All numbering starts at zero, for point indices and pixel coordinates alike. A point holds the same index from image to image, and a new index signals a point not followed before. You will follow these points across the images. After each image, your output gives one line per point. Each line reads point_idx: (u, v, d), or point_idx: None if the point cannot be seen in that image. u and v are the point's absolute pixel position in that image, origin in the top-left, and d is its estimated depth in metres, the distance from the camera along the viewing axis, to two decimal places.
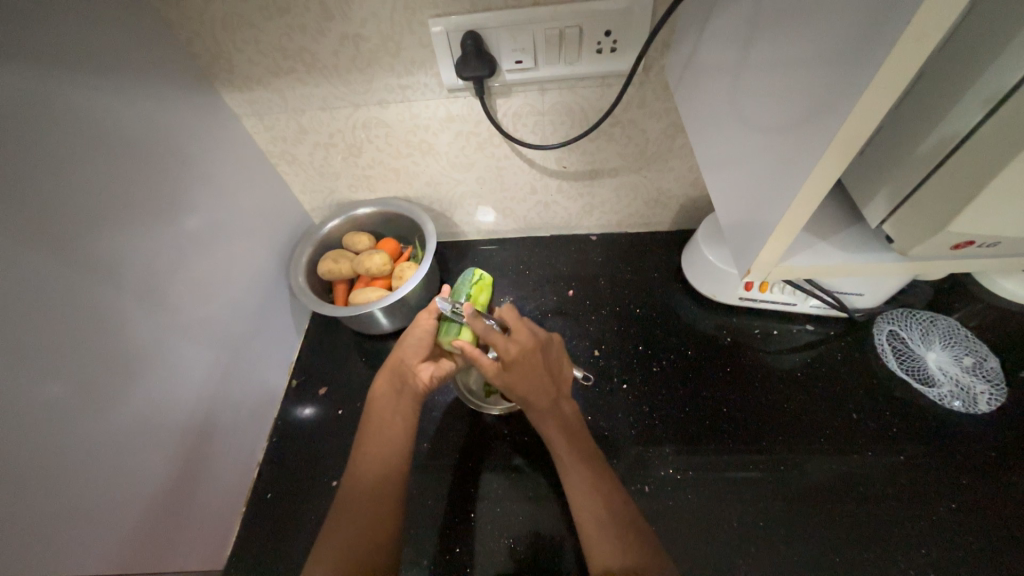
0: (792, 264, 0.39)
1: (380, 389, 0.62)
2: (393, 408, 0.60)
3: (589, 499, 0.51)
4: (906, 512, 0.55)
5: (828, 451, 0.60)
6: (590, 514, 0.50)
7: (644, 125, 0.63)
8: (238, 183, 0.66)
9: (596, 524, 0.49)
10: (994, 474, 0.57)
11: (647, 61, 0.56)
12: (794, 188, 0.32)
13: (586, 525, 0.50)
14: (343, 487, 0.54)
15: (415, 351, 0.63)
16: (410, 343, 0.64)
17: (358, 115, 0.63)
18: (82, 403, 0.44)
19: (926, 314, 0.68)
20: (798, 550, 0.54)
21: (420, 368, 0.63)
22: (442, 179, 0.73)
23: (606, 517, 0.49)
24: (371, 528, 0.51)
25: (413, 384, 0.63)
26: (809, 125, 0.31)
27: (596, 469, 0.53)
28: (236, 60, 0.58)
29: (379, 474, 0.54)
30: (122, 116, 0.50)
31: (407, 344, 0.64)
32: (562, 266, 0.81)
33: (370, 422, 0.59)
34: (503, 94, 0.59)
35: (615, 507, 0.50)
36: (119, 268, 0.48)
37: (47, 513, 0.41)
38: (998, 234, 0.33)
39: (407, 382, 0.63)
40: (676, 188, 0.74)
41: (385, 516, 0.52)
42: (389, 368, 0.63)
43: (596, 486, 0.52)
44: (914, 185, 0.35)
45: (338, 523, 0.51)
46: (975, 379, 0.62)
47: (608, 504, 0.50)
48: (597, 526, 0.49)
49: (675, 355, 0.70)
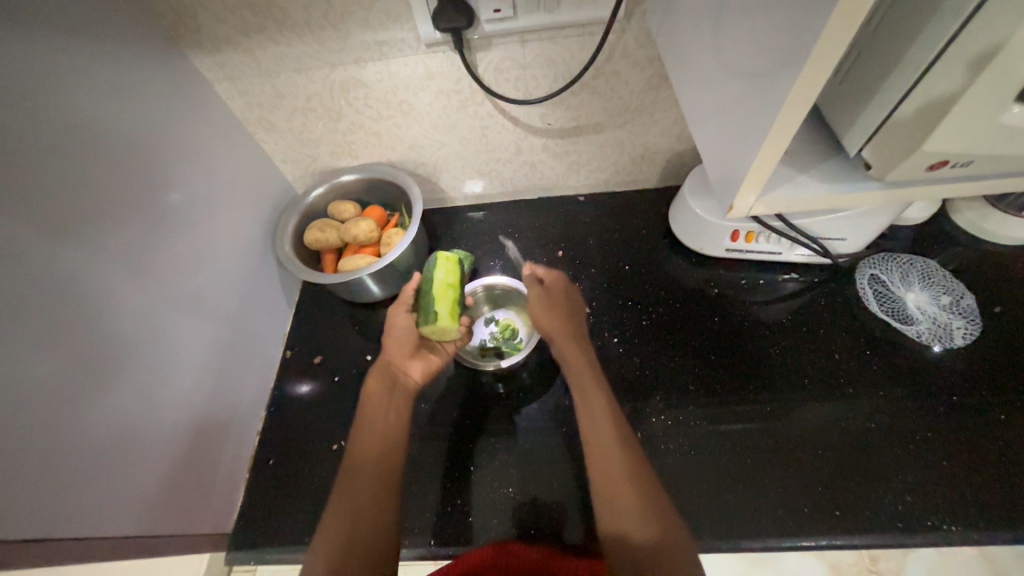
0: (772, 199, 0.40)
1: (371, 387, 0.63)
2: (386, 406, 0.61)
3: (605, 430, 0.54)
4: (885, 443, 0.58)
5: (811, 391, 0.62)
6: (607, 443, 0.53)
7: (626, 76, 0.63)
8: (216, 152, 0.64)
9: (612, 454, 0.52)
10: (969, 402, 0.59)
11: (628, 7, 0.55)
12: (774, 114, 0.33)
13: (600, 454, 0.53)
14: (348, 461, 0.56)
15: (399, 350, 0.65)
16: (394, 345, 0.66)
17: (334, 76, 0.62)
18: (72, 373, 0.44)
19: (905, 257, 0.69)
20: (786, 485, 0.57)
21: (409, 368, 0.65)
22: (425, 142, 0.72)
23: (620, 447, 0.52)
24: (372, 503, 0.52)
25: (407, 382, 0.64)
26: (789, 51, 0.31)
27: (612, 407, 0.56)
28: (203, 19, 0.55)
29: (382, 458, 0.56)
30: (87, 79, 0.48)
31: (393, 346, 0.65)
32: (551, 228, 0.81)
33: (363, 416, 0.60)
34: (483, 47, 0.58)
35: (628, 441, 0.53)
36: (99, 239, 0.48)
37: (51, 481, 0.42)
38: (971, 152, 0.34)
39: (397, 383, 0.64)
40: (662, 143, 0.74)
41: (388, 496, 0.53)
42: (378, 371, 0.65)
43: (612, 420, 0.55)
44: (887, 110, 0.35)
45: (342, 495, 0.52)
46: (951, 316, 0.64)
47: (622, 437, 0.53)
48: (613, 456, 0.52)
49: (664, 308, 0.71)
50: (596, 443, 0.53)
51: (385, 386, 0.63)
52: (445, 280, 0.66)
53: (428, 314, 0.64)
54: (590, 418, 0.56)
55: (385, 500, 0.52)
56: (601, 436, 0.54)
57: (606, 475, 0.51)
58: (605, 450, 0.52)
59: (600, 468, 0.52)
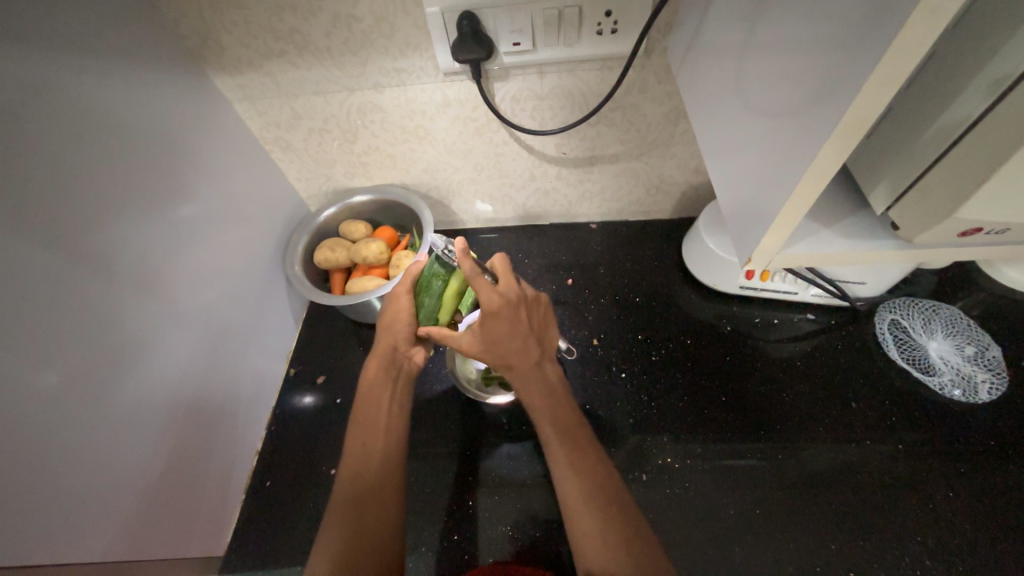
0: (794, 253, 0.38)
1: (371, 375, 0.59)
2: (390, 391, 0.58)
3: (576, 480, 0.48)
4: (903, 499, 0.55)
5: (826, 440, 0.60)
6: (579, 496, 0.47)
7: (644, 109, 0.62)
8: (232, 170, 0.65)
9: (579, 499, 0.47)
10: (994, 460, 0.56)
11: (648, 43, 0.54)
12: (795, 173, 0.32)
13: (572, 507, 0.47)
14: (343, 475, 0.51)
15: (406, 337, 0.60)
16: (400, 326, 0.59)
17: (353, 100, 0.62)
18: (74, 394, 0.44)
19: (928, 303, 0.67)
20: (796, 539, 0.55)
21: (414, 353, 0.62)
22: (440, 165, 0.72)
23: (592, 499, 0.47)
24: (376, 515, 0.48)
25: (410, 368, 0.61)
26: (814, 111, 0.30)
27: (580, 441, 0.51)
28: (226, 42, 0.56)
29: (387, 472, 0.52)
30: (111, 101, 0.48)
31: (394, 328, 0.60)
32: (562, 254, 0.80)
33: (363, 407, 0.57)
34: (500, 77, 0.58)
35: (601, 480, 0.48)
36: (111, 259, 0.48)
37: (42, 505, 0.41)
38: (1007, 221, 0.32)
39: (401, 369, 0.60)
40: (677, 175, 0.73)
41: (392, 509, 0.50)
42: (382, 355, 0.59)
43: (582, 467, 0.49)
44: (935, 155, 0.33)
45: (339, 509, 0.49)
46: (976, 368, 0.62)
47: (596, 483, 0.48)
48: (585, 511, 0.46)
49: (674, 344, 0.69)
50: (569, 496, 0.48)
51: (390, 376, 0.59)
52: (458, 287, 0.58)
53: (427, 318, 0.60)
54: (557, 466, 0.50)
55: (386, 510, 0.49)
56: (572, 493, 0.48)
57: (582, 532, 0.45)
58: (577, 506, 0.47)
59: (574, 524, 0.46)
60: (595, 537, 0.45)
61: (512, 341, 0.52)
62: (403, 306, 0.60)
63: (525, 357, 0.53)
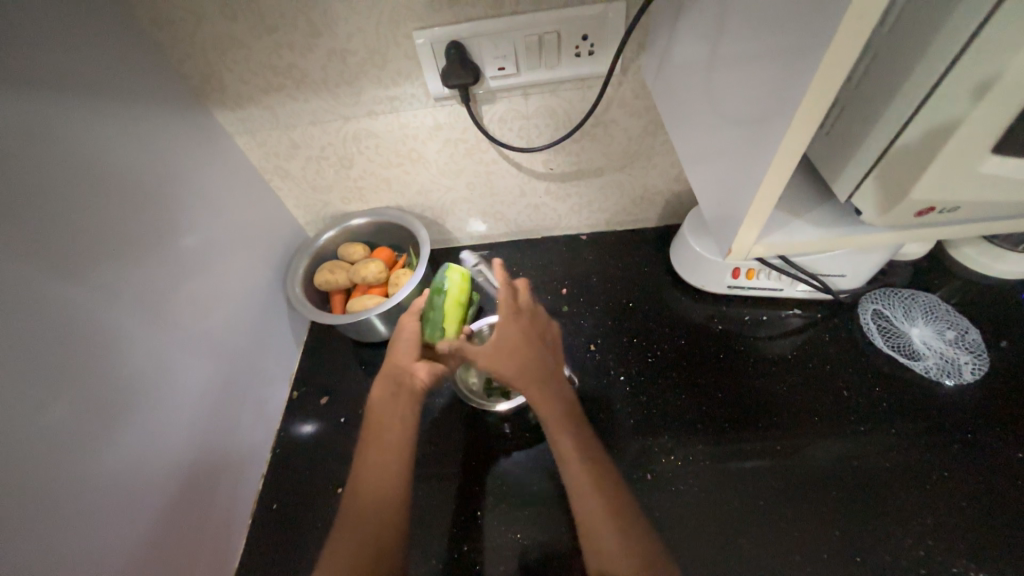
0: (769, 242, 0.42)
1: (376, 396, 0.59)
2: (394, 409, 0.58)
3: (587, 493, 0.48)
4: (903, 483, 0.57)
5: (822, 431, 0.61)
6: (590, 509, 0.47)
7: (624, 124, 0.66)
8: (233, 199, 0.67)
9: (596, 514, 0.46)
10: (985, 438, 0.58)
11: (624, 63, 0.59)
12: (763, 169, 0.35)
13: (585, 521, 0.47)
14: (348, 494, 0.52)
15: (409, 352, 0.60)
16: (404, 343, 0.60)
17: (348, 128, 0.65)
18: (85, 420, 0.45)
19: (906, 291, 0.70)
20: (801, 529, 0.55)
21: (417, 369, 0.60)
22: (433, 186, 0.75)
23: (606, 513, 0.46)
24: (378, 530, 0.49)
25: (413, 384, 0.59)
26: (773, 110, 0.33)
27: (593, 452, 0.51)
28: (227, 79, 0.60)
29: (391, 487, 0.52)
30: (119, 137, 0.51)
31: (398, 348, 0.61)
32: (555, 266, 0.83)
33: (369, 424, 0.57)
34: (487, 100, 0.62)
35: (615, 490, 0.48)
36: (119, 286, 0.49)
37: (54, 532, 0.41)
38: (955, 198, 0.36)
39: (404, 385, 0.59)
40: (660, 184, 0.76)
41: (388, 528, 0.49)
42: (384, 375, 0.60)
43: (593, 478, 0.48)
44: (886, 144, 0.36)
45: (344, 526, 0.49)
46: (958, 351, 0.64)
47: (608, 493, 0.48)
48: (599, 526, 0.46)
49: (667, 345, 0.71)
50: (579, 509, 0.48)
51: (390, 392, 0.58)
52: (458, 297, 0.64)
53: (435, 328, 0.62)
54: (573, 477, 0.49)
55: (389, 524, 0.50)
56: (584, 510, 0.47)
57: (593, 545, 0.45)
58: (588, 524, 0.46)
59: (587, 538, 0.46)
60: (607, 549, 0.45)
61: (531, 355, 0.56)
62: (409, 327, 0.62)
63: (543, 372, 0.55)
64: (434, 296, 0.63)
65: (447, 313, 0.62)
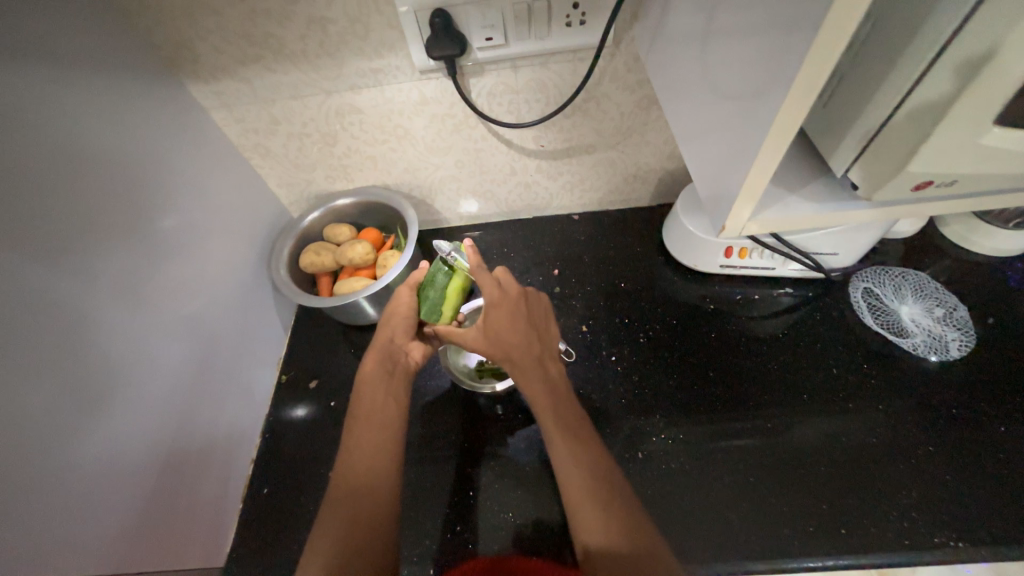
0: (763, 219, 0.41)
1: (368, 372, 0.59)
2: (384, 389, 0.57)
3: (571, 470, 0.48)
4: (888, 458, 0.58)
5: (811, 408, 0.62)
6: (574, 487, 0.47)
7: (616, 99, 0.64)
8: (212, 179, 0.65)
9: (579, 490, 0.47)
10: (968, 413, 0.59)
11: (616, 33, 0.56)
12: (758, 143, 0.34)
13: (571, 498, 0.47)
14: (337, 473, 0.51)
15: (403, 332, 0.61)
16: (399, 322, 0.60)
17: (330, 102, 0.63)
18: (64, 405, 0.44)
19: (897, 269, 0.70)
20: (789, 503, 0.56)
21: (411, 348, 0.61)
22: (420, 165, 0.73)
23: (589, 490, 0.47)
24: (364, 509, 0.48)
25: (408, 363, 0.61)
26: (769, 81, 0.32)
27: (580, 431, 0.51)
28: (200, 50, 0.56)
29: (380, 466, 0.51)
30: (87, 111, 0.48)
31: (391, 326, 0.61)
32: (547, 247, 0.82)
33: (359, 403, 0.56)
34: (475, 73, 0.59)
35: (600, 467, 0.48)
36: (94, 269, 0.48)
37: (39, 518, 0.41)
38: (954, 171, 0.36)
39: (398, 363, 0.60)
40: (653, 162, 0.75)
41: (376, 508, 0.49)
42: (378, 350, 0.60)
43: (578, 456, 0.49)
44: (885, 115, 0.35)
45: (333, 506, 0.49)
46: (946, 328, 0.65)
47: (593, 470, 0.48)
48: (583, 500, 0.46)
49: (659, 325, 0.71)
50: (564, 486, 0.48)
51: (385, 370, 0.58)
52: (463, 283, 0.61)
53: (432, 310, 0.60)
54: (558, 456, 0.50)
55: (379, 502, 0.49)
56: (570, 484, 0.48)
57: (577, 520, 0.46)
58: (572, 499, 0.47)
59: (572, 513, 0.47)
60: (589, 524, 0.45)
61: (513, 334, 0.55)
62: (402, 303, 0.62)
63: (528, 352, 0.55)
64: (439, 276, 0.60)
65: (448, 297, 0.60)
